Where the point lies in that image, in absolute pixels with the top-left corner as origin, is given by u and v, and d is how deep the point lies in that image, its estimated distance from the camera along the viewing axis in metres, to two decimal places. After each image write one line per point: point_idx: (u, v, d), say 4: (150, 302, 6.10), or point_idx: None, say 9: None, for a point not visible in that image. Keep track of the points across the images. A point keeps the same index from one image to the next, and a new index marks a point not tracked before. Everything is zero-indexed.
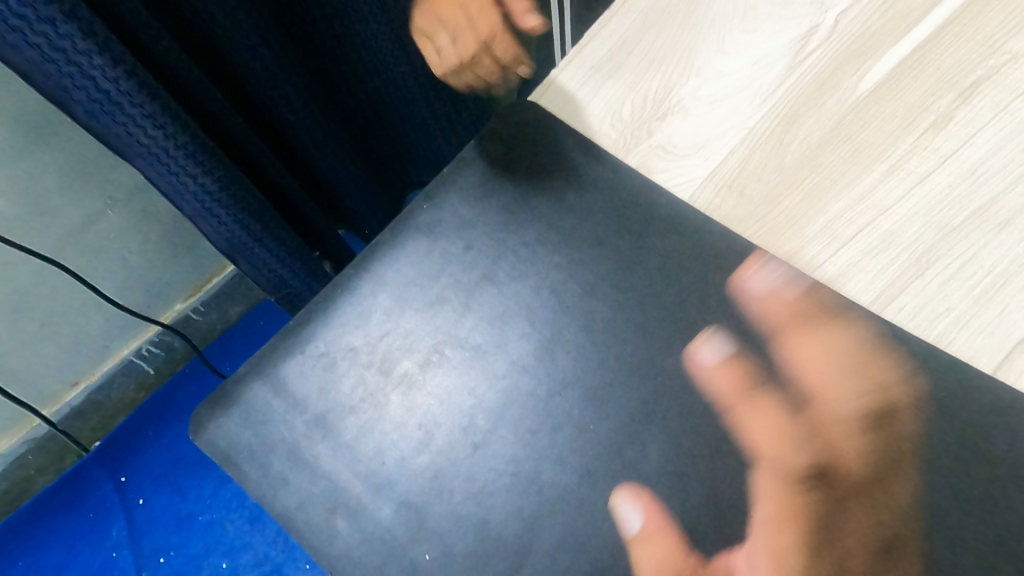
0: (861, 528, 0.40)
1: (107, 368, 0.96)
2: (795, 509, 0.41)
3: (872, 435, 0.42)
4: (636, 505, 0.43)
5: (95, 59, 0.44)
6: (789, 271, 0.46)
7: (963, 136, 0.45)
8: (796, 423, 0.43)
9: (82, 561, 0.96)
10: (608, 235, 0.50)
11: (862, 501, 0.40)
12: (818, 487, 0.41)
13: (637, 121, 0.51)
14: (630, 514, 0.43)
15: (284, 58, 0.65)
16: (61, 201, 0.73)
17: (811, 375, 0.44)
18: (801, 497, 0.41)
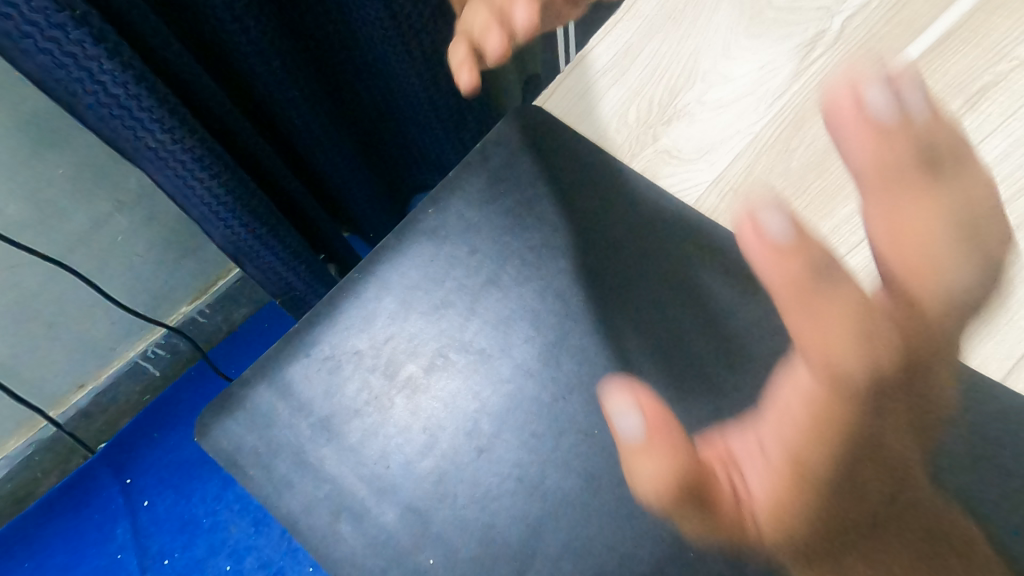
0: (897, 413, 0.41)
1: (113, 370, 0.96)
2: (839, 413, 0.39)
3: (953, 321, 0.42)
4: (630, 409, 0.39)
5: (105, 64, 0.45)
6: (894, 104, 0.43)
7: (972, 141, 0.45)
8: (877, 296, 0.43)
9: (87, 562, 0.96)
10: (613, 238, 0.50)
11: (902, 384, 0.41)
12: (878, 380, 0.40)
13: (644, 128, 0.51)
14: (625, 420, 0.39)
15: (292, 63, 0.65)
16: (69, 204, 0.73)
17: (902, 231, 0.42)
18: (859, 397, 0.39)
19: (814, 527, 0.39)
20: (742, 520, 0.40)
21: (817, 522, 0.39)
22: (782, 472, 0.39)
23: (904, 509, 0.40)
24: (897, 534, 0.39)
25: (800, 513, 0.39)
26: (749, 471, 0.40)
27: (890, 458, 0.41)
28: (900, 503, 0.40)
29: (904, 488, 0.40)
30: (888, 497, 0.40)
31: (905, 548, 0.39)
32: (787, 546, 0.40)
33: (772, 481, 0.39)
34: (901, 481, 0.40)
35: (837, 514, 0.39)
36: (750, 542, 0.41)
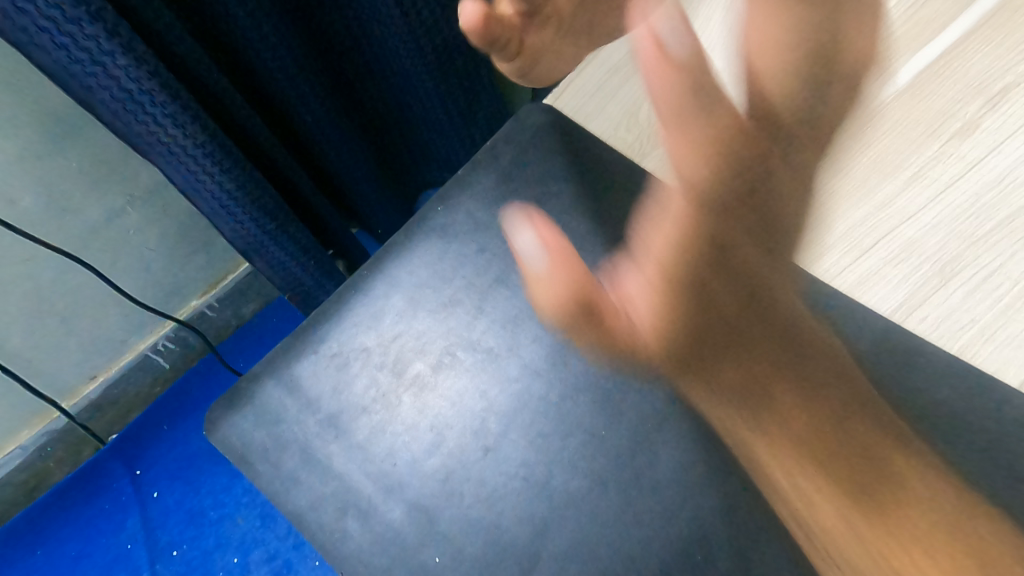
0: (750, 249, 0.48)
1: (124, 362, 0.97)
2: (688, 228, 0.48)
3: (819, 161, 0.46)
4: (527, 239, 0.49)
5: (118, 59, 0.45)
6: None
7: (990, 144, 0.44)
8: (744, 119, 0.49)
9: (97, 552, 0.97)
10: (606, 214, 0.51)
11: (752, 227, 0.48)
12: (717, 195, 0.49)
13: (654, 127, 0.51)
14: (524, 237, 0.49)
15: (303, 60, 0.66)
16: (83, 198, 0.74)
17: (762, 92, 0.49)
18: (705, 204, 0.48)
19: (684, 334, 0.47)
20: (631, 325, 0.48)
21: (682, 326, 0.47)
22: (653, 277, 0.48)
23: (760, 315, 0.47)
24: (751, 343, 0.47)
25: (668, 321, 0.47)
26: (626, 276, 0.49)
27: (740, 275, 0.48)
28: (756, 315, 0.47)
29: (764, 306, 0.46)
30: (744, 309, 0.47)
31: (765, 356, 0.46)
32: (674, 359, 0.46)
33: (644, 287, 0.48)
34: (742, 292, 0.48)
35: (697, 322, 0.48)
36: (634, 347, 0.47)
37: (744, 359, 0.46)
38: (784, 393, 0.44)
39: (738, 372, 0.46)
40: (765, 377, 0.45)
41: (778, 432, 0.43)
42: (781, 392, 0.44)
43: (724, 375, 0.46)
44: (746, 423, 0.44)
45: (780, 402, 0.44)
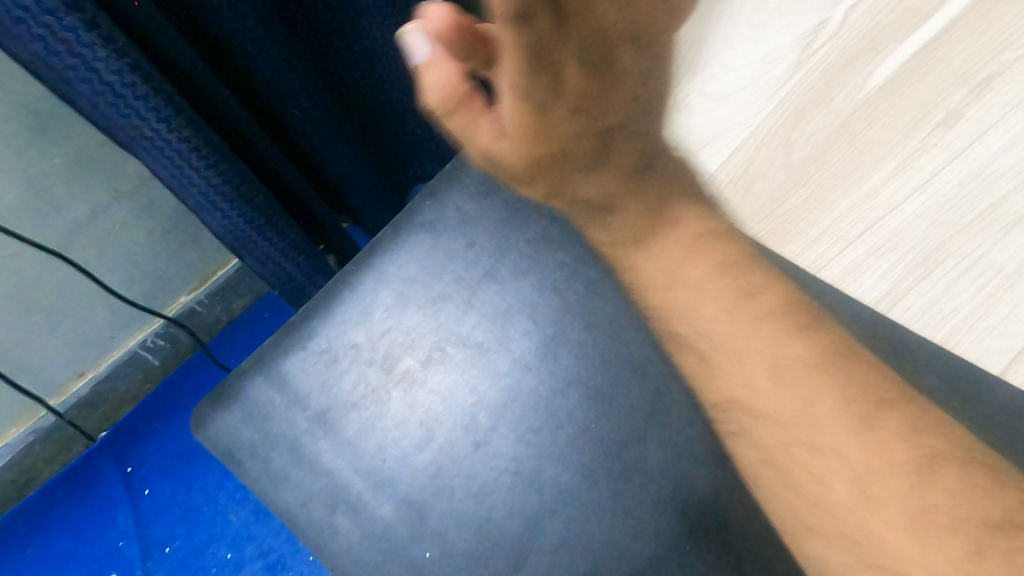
0: (576, 68, 0.35)
1: (113, 359, 0.96)
2: (549, 39, 0.31)
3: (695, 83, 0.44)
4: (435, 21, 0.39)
5: (98, 52, 0.44)
6: None
7: (974, 134, 0.42)
8: None
9: (89, 550, 0.96)
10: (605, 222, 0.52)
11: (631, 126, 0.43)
12: (579, 17, 0.31)
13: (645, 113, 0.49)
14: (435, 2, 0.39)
15: (290, 53, 0.65)
16: (67, 193, 0.73)
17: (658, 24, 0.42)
18: (579, 40, 0.33)
19: (540, 72, 0.33)
20: (476, 123, 0.40)
21: (541, 135, 0.38)
22: (551, 82, 0.35)
23: (593, 102, 0.38)
24: (612, 161, 0.44)
25: (535, 125, 0.37)
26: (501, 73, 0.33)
27: (581, 87, 0.36)
28: (587, 125, 0.40)
29: (626, 122, 0.42)
30: (572, 114, 0.38)
31: (652, 214, 0.47)
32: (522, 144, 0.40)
33: (518, 86, 0.34)
34: (584, 139, 0.41)
35: (566, 137, 0.40)
36: (496, 157, 0.42)
37: (599, 167, 0.44)
38: (631, 210, 0.47)
39: (598, 191, 0.45)
40: (618, 186, 0.45)
41: (732, 364, 0.43)
42: (616, 152, 0.44)
43: (617, 213, 0.47)
44: (705, 355, 0.45)
45: (731, 330, 0.44)
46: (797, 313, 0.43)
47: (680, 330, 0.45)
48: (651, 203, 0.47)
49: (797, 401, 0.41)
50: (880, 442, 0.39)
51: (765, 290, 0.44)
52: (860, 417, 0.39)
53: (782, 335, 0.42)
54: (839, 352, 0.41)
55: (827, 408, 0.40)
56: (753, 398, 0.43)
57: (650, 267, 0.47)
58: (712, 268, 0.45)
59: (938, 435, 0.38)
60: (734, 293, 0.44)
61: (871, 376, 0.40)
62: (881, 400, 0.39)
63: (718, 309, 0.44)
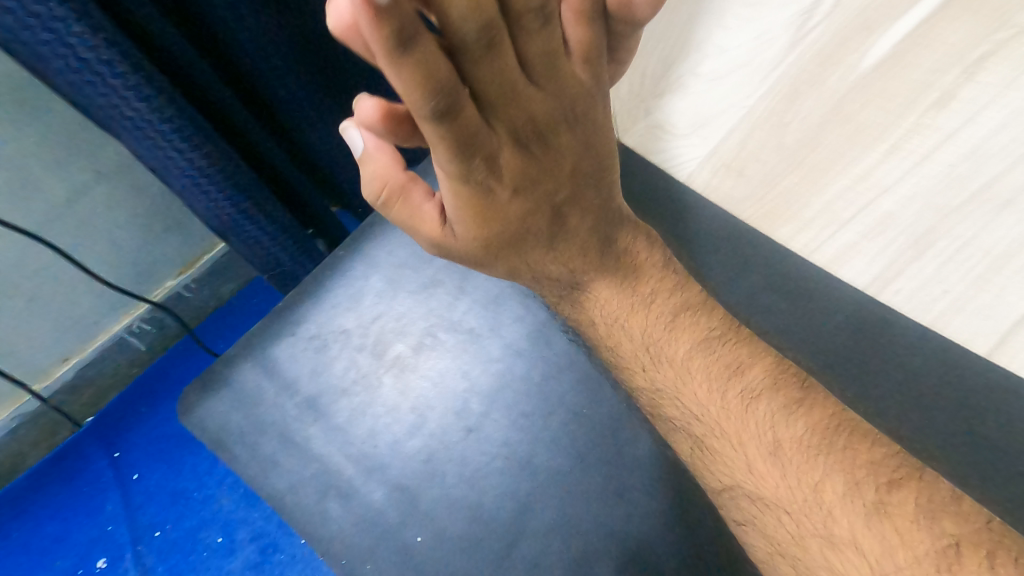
0: (511, 155, 0.37)
1: (98, 344, 0.95)
2: (472, 125, 0.33)
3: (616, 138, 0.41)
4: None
5: (73, 26, 0.42)
6: None
7: (967, 114, 0.42)
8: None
9: (76, 535, 0.95)
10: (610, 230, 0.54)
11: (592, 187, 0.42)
12: (505, 107, 0.35)
13: (639, 96, 0.50)
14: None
15: (276, 31, 0.63)
16: (46, 173, 0.71)
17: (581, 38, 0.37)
18: (511, 125, 0.36)
19: (468, 158, 0.35)
20: (420, 207, 0.41)
21: (484, 214, 0.38)
22: (490, 168, 0.36)
23: (529, 184, 0.39)
24: (566, 235, 0.43)
25: (477, 200, 0.37)
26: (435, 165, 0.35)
27: (518, 174, 0.38)
28: (530, 205, 0.40)
29: (574, 194, 0.42)
30: (514, 196, 0.39)
31: (625, 288, 0.45)
32: (470, 220, 0.39)
33: (450, 172, 0.35)
34: (535, 216, 0.41)
35: (514, 218, 0.40)
36: (448, 243, 0.41)
37: (558, 244, 0.43)
38: (597, 288, 0.45)
39: (564, 266, 0.44)
40: (577, 259, 0.44)
41: (728, 451, 0.38)
42: (568, 230, 0.43)
43: (589, 291, 0.45)
44: (701, 442, 0.39)
45: (722, 414, 0.39)
46: (789, 386, 0.38)
47: (664, 406, 0.41)
48: (617, 273, 0.45)
49: (802, 489, 0.35)
50: (899, 533, 0.31)
51: (751, 364, 0.40)
52: (869, 504, 0.33)
53: (780, 413, 0.37)
54: (841, 432, 0.35)
55: (836, 496, 0.34)
56: (758, 487, 0.36)
57: (629, 345, 0.43)
58: (694, 342, 0.42)
59: (961, 524, 0.30)
60: (720, 371, 0.40)
61: (878, 452, 0.34)
62: (890, 481, 0.33)
63: (705, 390, 0.40)
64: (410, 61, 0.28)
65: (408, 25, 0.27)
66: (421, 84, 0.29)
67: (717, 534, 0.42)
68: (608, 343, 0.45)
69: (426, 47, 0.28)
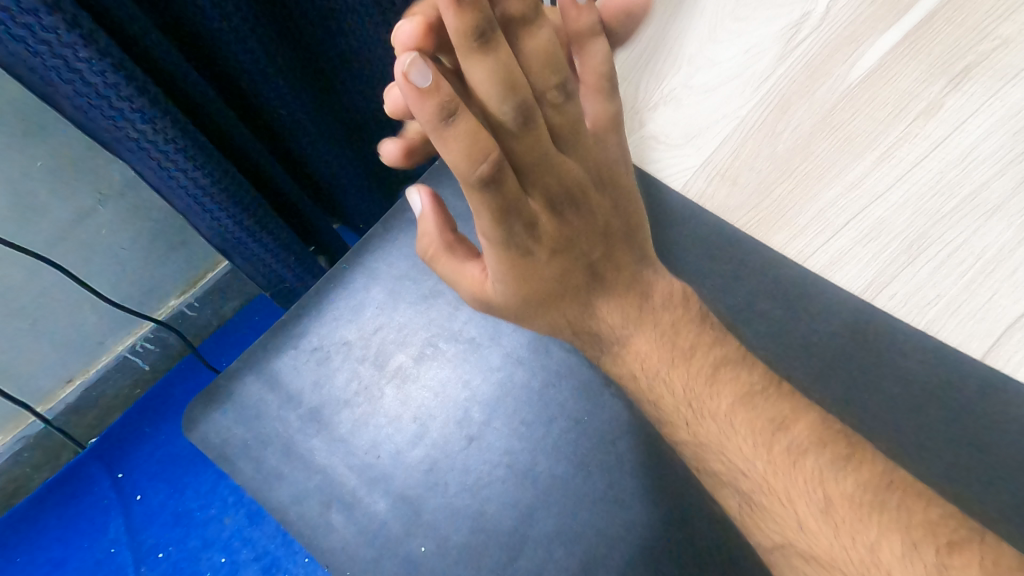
0: (546, 218, 0.39)
1: (101, 364, 0.95)
2: (513, 193, 0.36)
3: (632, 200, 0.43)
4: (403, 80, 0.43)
5: (80, 52, 0.43)
6: None
7: (953, 122, 0.43)
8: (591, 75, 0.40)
9: (80, 557, 0.95)
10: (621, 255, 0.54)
11: (626, 243, 0.43)
12: (539, 174, 0.37)
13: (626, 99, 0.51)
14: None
15: (277, 53, 0.64)
16: (51, 196, 0.72)
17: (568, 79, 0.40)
18: (544, 190, 0.38)
19: (510, 224, 0.37)
20: (463, 268, 0.42)
21: (525, 275, 0.40)
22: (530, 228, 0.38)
23: (566, 246, 0.40)
24: (604, 293, 0.43)
25: (518, 261, 0.39)
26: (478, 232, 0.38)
27: (554, 235, 0.40)
28: (567, 264, 0.41)
29: (610, 253, 0.43)
30: (552, 257, 0.40)
31: (664, 342, 0.43)
32: (511, 280, 0.40)
33: (492, 237, 0.37)
34: (575, 275, 0.42)
35: (552, 276, 0.41)
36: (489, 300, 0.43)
37: (598, 303, 0.43)
38: (637, 343, 0.44)
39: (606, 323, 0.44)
40: (621, 314, 0.44)
41: (778, 508, 0.38)
42: (604, 283, 0.43)
43: (631, 347, 0.44)
44: (749, 498, 0.39)
45: (770, 469, 0.39)
46: (835, 441, 0.39)
47: (708, 459, 0.41)
48: (656, 329, 0.44)
49: (857, 549, 0.35)
50: None
51: (794, 418, 0.40)
52: (932, 566, 0.33)
53: (828, 468, 0.38)
54: (891, 489, 0.36)
55: (894, 556, 0.34)
56: (811, 546, 0.36)
57: (670, 400, 0.42)
58: (736, 396, 0.41)
59: None
60: (764, 425, 0.40)
61: (934, 510, 0.35)
62: (950, 543, 0.34)
63: (750, 445, 0.39)
64: (453, 133, 0.32)
65: (449, 102, 0.31)
66: (465, 153, 0.32)
67: (725, 546, 0.42)
68: (650, 397, 0.43)
69: (469, 119, 0.32)
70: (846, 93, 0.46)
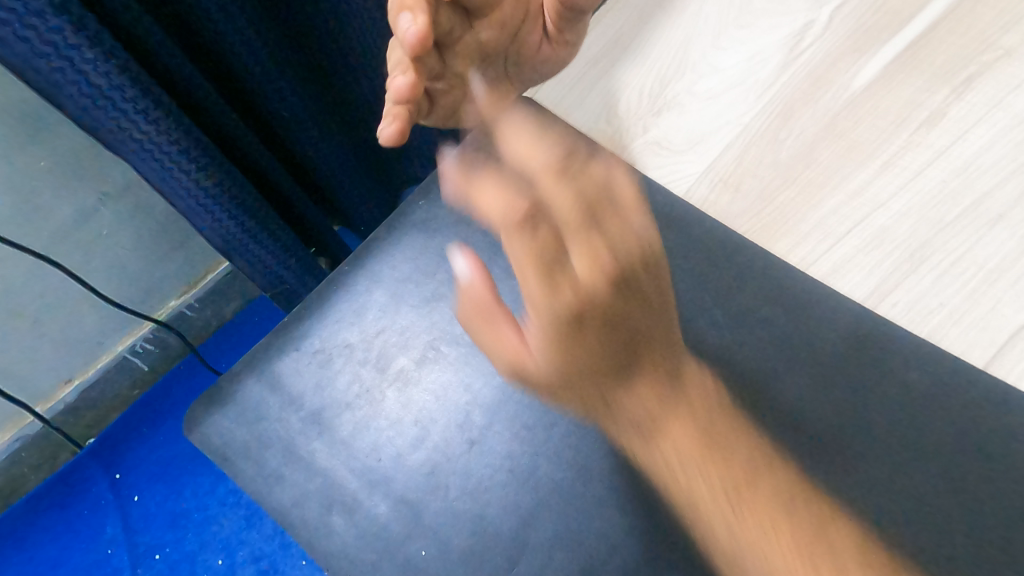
0: (599, 288, 0.40)
1: (101, 364, 0.95)
2: (551, 244, 0.40)
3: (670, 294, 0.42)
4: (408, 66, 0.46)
5: (85, 53, 0.44)
6: None
7: (956, 132, 0.44)
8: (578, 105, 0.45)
9: (77, 557, 0.95)
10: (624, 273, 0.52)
11: (669, 332, 0.42)
12: (585, 239, 0.40)
13: (574, 67, 0.53)
14: (408, 20, 0.43)
15: (279, 54, 0.65)
16: (53, 196, 0.72)
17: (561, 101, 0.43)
18: (593, 258, 0.40)
19: (553, 276, 0.39)
20: (505, 337, 0.40)
21: (569, 338, 0.39)
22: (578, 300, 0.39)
23: (615, 320, 0.40)
24: (642, 374, 0.41)
25: (564, 319, 0.39)
26: (523, 287, 0.39)
27: (605, 305, 0.40)
28: (612, 339, 0.40)
29: (655, 338, 0.41)
30: (600, 328, 0.40)
31: (702, 424, 0.40)
32: (555, 344, 0.39)
33: (535, 288, 0.39)
34: (620, 351, 0.40)
35: (600, 349, 0.40)
36: (529, 370, 0.41)
37: (635, 383, 0.41)
38: (674, 425, 0.40)
39: (641, 404, 0.40)
40: (655, 405, 0.40)
41: None
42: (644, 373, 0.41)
43: (666, 435, 0.40)
44: None
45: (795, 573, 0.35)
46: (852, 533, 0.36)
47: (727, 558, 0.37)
48: (694, 415, 0.40)
49: None
50: None
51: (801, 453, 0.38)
52: None
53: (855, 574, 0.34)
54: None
55: None
56: None
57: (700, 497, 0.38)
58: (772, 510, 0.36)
59: None
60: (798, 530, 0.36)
61: None
62: None
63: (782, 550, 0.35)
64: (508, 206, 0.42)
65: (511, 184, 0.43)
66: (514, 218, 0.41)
67: None
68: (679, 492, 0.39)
69: (519, 191, 0.43)
70: (850, 101, 0.47)
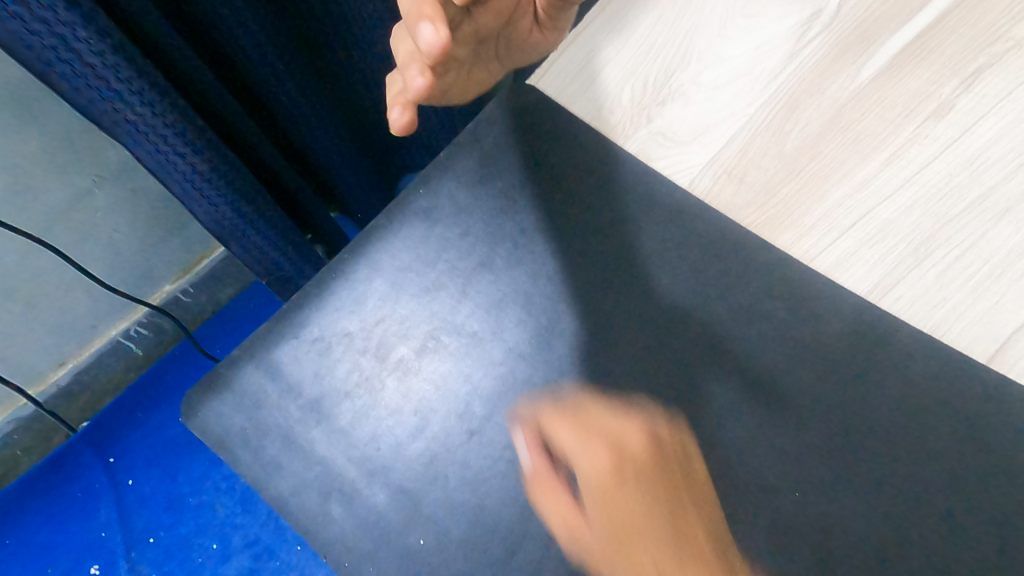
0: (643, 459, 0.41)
1: (95, 349, 0.94)
2: (591, 412, 0.44)
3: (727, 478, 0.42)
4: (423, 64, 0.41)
5: (79, 32, 0.42)
6: None
7: (964, 124, 0.43)
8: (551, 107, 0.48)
9: (71, 540, 0.94)
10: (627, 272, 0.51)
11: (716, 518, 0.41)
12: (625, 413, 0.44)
13: (577, 49, 0.52)
14: (431, 31, 0.38)
15: (277, 37, 0.64)
16: (45, 176, 0.71)
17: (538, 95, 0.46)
18: (634, 429, 0.43)
19: (590, 439, 0.42)
20: (556, 503, 0.41)
21: (609, 498, 0.40)
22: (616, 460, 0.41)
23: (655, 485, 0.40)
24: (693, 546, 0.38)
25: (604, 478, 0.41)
26: (564, 449, 0.43)
27: (647, 470, 0.41)
28: (654, 504, 0.40)
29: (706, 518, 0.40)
30: (642, 491, 0.40)
31: None
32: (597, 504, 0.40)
33: (574, 451, 0.42)
34: (664, 518, 0.39)
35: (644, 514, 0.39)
36: (575, 533, 0.40)
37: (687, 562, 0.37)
38: None
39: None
40: None
41: None
42: (693, 536, 0.39)
43: None
44: None
45: None
46: None
47: None
48: None
49: None
50: None
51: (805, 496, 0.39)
52: None
53: None
54: None
55: None
56: None
57: None
58: None
59: None
60: None
61: None
62: None
63: None
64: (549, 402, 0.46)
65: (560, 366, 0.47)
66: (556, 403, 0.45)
67: None
68: None
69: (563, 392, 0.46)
70: (857, 92, 0.46)
